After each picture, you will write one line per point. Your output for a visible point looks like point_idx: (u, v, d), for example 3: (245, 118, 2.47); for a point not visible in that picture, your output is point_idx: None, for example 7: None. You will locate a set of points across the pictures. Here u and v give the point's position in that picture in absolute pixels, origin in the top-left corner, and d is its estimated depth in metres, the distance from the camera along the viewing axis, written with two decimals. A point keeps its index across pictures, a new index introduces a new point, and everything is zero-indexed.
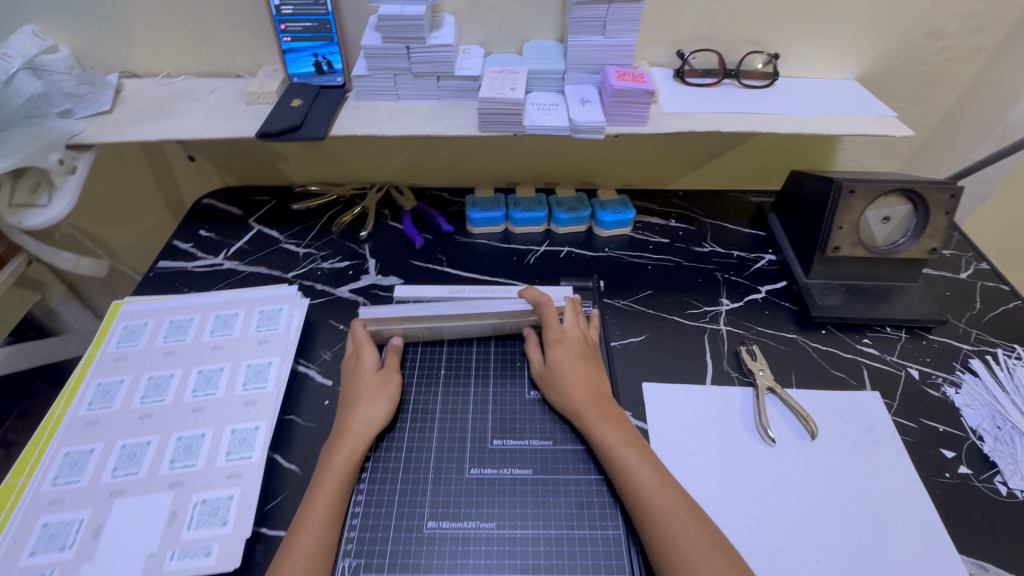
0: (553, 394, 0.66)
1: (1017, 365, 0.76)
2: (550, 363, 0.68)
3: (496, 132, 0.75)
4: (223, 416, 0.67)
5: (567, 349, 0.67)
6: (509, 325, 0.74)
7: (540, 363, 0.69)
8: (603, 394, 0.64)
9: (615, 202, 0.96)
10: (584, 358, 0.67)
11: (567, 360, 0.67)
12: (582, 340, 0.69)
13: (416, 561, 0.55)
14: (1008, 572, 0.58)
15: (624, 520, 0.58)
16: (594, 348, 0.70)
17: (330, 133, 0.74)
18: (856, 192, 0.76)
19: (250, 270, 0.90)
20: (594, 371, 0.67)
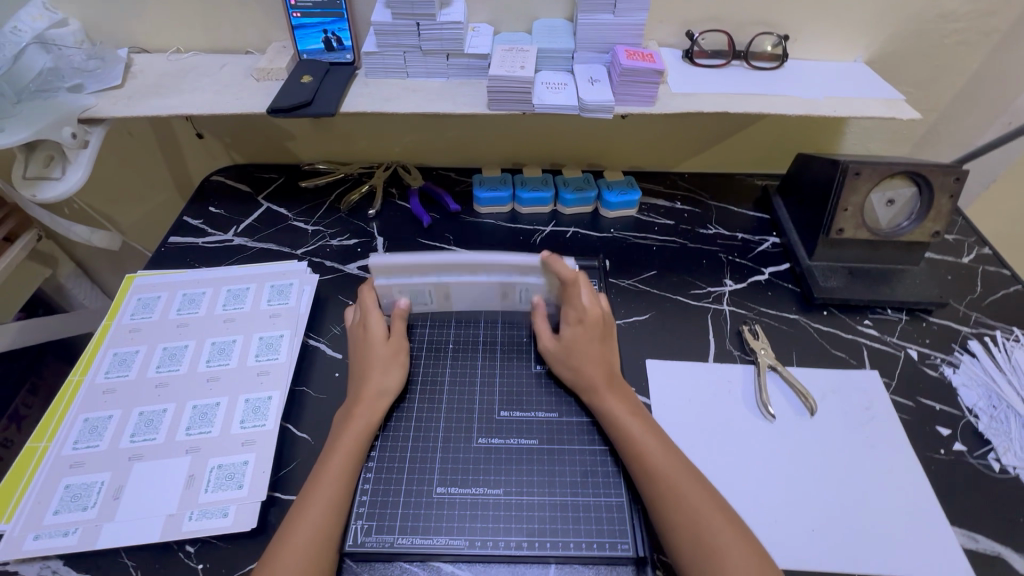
0: (563, 366, 0.67)
1: (1015, 347, 0.77)
2: (563, 343, 0.68)
3: (505, 111, 0.75)
4: (236, 385, 0.69)
5: (584, 330, 0.67)
6: (517, 292, 0.73)
7: (551, 341, 0.69)
8: (612, 369, 0.66)
9: (621, 183, 0.97)
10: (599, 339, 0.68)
11: (583, 339, 0.67)
12: (600, 319, 0.69)
13: (426, 524, 0.57)
14: (998, 543, 0.60)
15: (627, 488, 0.59)
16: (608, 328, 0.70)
17: (340, 110, 0.75)
18: (861, 174, 0.77)
19: (259, 246, 0.91)
20: (606, 349, 0.68)
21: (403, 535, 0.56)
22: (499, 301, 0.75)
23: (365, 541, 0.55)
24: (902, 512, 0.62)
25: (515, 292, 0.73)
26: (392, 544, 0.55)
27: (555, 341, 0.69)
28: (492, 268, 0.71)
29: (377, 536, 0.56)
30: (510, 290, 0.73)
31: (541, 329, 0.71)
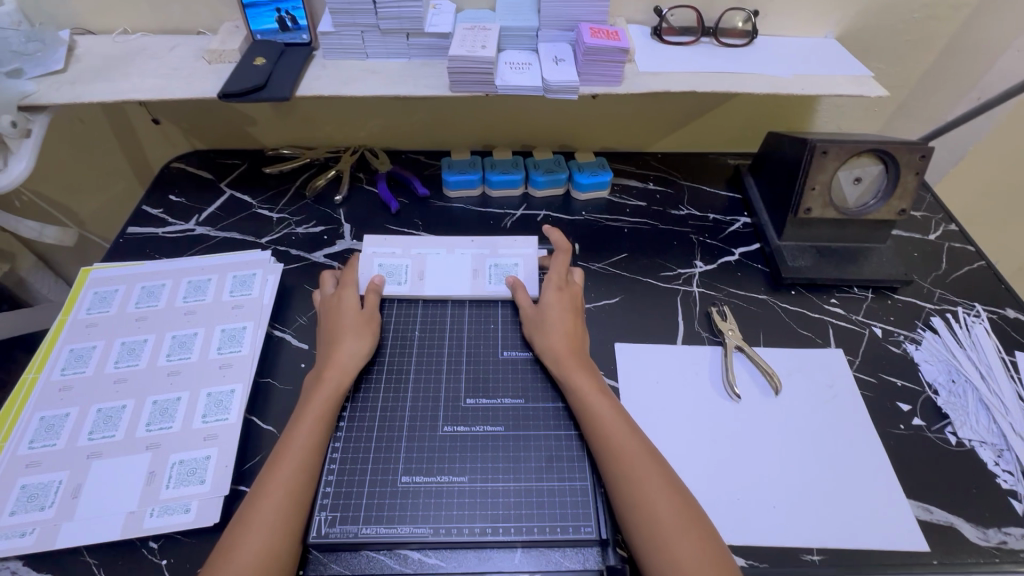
0: (538, 337, 0.68)
1: (975, 323, 0.79)
2: (539, 311, 0.70)
3: (467, 93, 0.73)
4: (198, 379, 0.67)
5: (564, 297, 0.70)
6: (486, 269, 0.78)
7: (529, 308, 0.71)
8: (582, 346, 0.67)
9: (592, 164, 0.96)
10: (575, 309, 0.70)
11: (560, 306, 0.70)
12: (575, 292, 0.72)
13: (391, 513, 0.57)
14: (951, 513, 0.62)
15: (592, 472, 0.60)
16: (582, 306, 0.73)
17: (296, 93, 0.72)
18: (829, 153, 0.76)
19: (222, 235, 0.89)
20: (577, 324, 0.69)
21: (367, 525, 0.56)
22: (470, 283, 0.76)
23: (328, 532, 0.55)
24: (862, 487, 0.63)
25: (484, 270, 0.78)
26: (357, 534, 0.55)
27: (534, 308, 0.71)
28: (464, 248, 0.80)
29: (341, 527, 0.56)
30: (481, 267, 0.78)
31: (520, 299, 0.72)
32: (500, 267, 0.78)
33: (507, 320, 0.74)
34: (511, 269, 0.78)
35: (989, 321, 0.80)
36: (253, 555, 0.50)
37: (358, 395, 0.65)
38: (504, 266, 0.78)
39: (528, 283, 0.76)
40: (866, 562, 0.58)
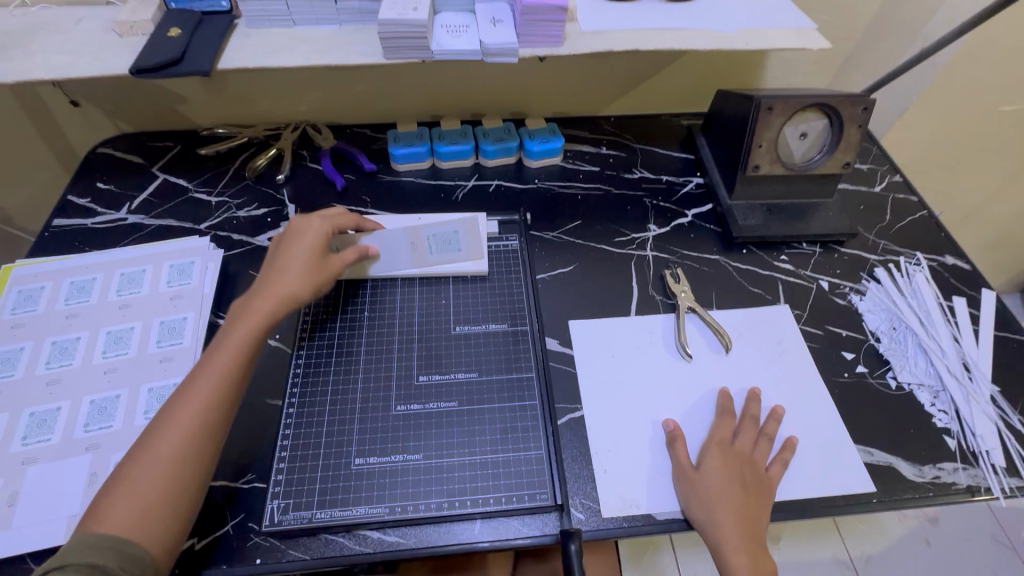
0: (699, 512, 0.57)
1: (915, 271, 0.81)
2: (700, 478, 0.59)
3: (403, 60, 0.69)
4: (138, 375, 0.65)
5: (732, 469, 0.59)
6: (424, 240, 0.73)
7: (688, 469, 0.60)
8: (756, 536, 0.57)
9: (544, 131, 0.93)
10: (743, 486, 0.59)
11: (727, 480, 0.58)
12: (760, 469, 0.61)
13: (346, 496, 0.57)
14: (891, 455, 0.65)
15: (546, 441, 0.61)
16: (757, 477, 0.60)
17: (217, 67, 0.67)
18: (774, 109, 0.76)
19: (157, 222, 0.84)
20: (755, 508, 0.58)
21: (322, 509, 0.56)
22: (411, 258, 0.74)
23: (283, 520, 0.55)
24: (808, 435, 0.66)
25: (422, 241, 0.73)
26: (310, 520, 0.55)
27: (694, 472, 0.59)
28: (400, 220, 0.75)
29: (296, 513, 0.55)
30: (418, 239, 0.73)
31: (678, 455, 0.61)
32: (439, 236, 0.73)
33: (460, 296, 0.73)
34: (452, 237, 0.73)
35: (928, 268, 0.82)
36: (151, 479, 0.49)
37: (308, 380, 0.64)
38: (443, 235, 0.73)
39: (468, 248, 0.74)
40: (811, 505, 0.61)
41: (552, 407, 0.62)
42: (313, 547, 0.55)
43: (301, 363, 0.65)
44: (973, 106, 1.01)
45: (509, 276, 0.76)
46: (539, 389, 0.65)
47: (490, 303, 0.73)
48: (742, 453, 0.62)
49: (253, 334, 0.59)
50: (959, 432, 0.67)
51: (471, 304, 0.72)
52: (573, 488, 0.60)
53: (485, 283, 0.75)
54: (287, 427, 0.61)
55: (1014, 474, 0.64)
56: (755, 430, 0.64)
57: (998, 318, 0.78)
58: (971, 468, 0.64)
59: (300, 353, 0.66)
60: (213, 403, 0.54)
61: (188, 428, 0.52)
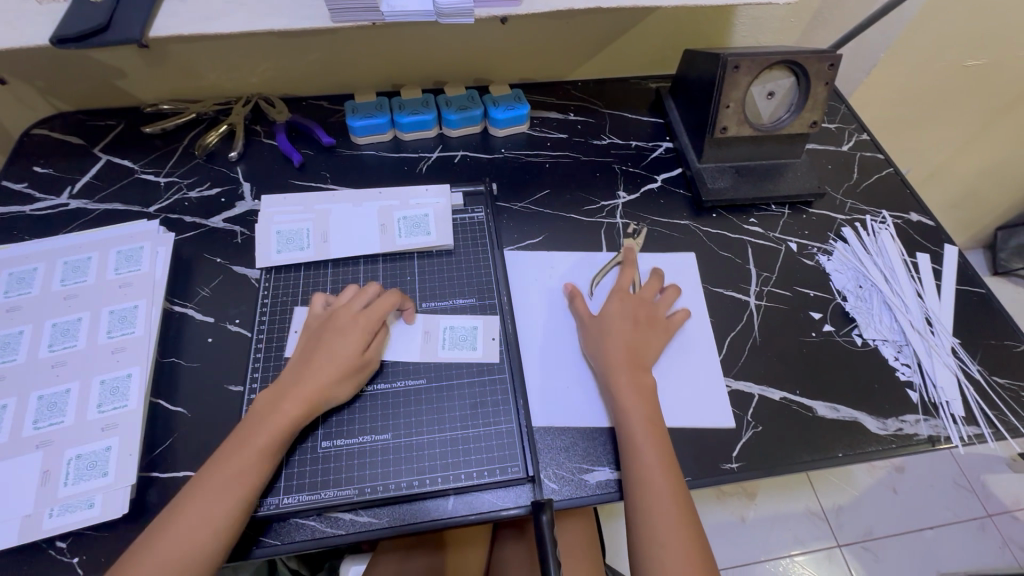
0: (590, 343, 0.65)
1: (881, 229, 0.82)
2: (598, 318, 0.66)
3: (352, 23, 0.65)
4: (88, 367, 0.62)
5: (625, 308, 0.67)
6: (395, 222, 0.73)
7: (588, 315, 0.67)
8: (639, 358, 0.63)
9: (508, 97, 0.90)
10: (635, 322, 0.66)
11: (618, 315, 0.66)
12: (659, 317, 0.68)
13: (313, 480, 0.56)
14: (855, 410, 0.66)
15: (516, 415, 0.61)
16: (653, 318, 0.68)
17: (148, 35, 0.62)
18: (740, 68, 0.74)
19: (103, 207, 0.80)
20: (643, 338, 0.65)
21: (289, 494, 0.55)
22: (418, 349, 0.64)
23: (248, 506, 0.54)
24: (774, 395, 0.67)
25: (437, 333, 0.65)
26: (278, 505, 0.54)
27: (593, 315, 0.67)
28: (372, 201, 0.75)
29: (262, 500, 0.54)
30: (433, 329, 0.66)
31: (579, 309, 0.68)
32: (458, 330, 0.66)
33: (426, 271, 0.71)
34: (469, 333, 0.66)
35: (893, 226, 0.83)
36: None
37: (270, 365, 0.64)
38: (414, 218, 0.74)
39: (487, 348, 0.65)
40: (778, 461, 0.63)
41: (521, 381, 0.62)
42: (282, 532, 0.54)
43: (261, 349, 0.65)
44: (941, 60, 1.01)
45: (476, 249, 0.74)
46: (509, 364, 0.65)
47: (457, 278, 0.71)
48: (640, 298, 0.69)
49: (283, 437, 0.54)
50: (921, 384, 0.69)
51: (436, 280, 0.71)
52: (543, 458, 0.60)
53: (451, 258, 0.73)
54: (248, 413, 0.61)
55: (972, 422, 0.66)
56: (656, 281, 0.71)
57: (960, 273, 0.79)
58: (932, 419, 0.66)
59: (259, 339, 0.65)
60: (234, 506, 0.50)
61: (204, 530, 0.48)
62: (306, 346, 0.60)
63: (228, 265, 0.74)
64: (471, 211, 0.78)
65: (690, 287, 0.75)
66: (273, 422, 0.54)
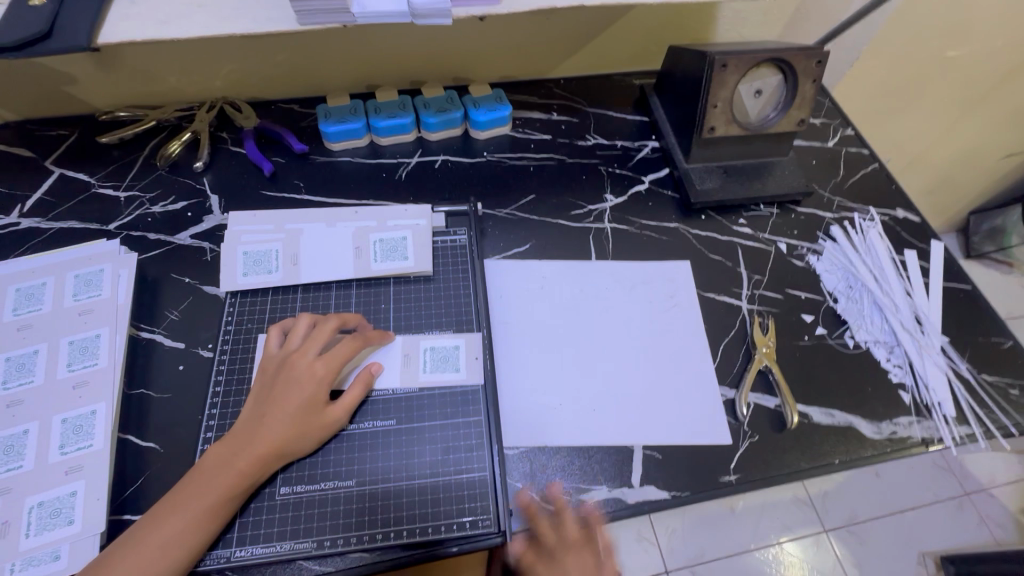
0: None
1: (869, 227, 0.81)
2: None
3: (320, 26, 0.60)
4: (47, 405, 0.57)
5: None
6: (370, 245, 0.70)
7: None
8: None
9: (489, 98, 0.86)
10: None
11: None
12: None
13: (269, 531, 0.53)
14: (849, 413, 0.66)
15: (490, 462, 0.58)
16: None
17: (95, 41, 0.57)
18: (728, 66, 0.72)
19: (59, 225, 0.74)
20: None
21: (242, 546, 0.52)
22: (399, 375, 0.61)
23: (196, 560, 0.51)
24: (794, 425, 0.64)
25: (418, 355, 0.63)
26: (229, 558, 0.51)
27: None
28: (346, 221, 0.71)
29: (212, 553, 0.51)
30: (414, 351, 0.63)
31: None
32: (438, 351, 0.63)
33: (401, 300, 0.68)
34: (451, 354, 0.63)
35: (881, 223, 0.82)
36: None
37: (228, 403, 0.60)
38: (390, 241, 0.70)
39: (469, 369, 0.63)
40: (773, 472, 0.62)
41: (497, 425, 0.59)
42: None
43: (220, 382, 0.61)
44: (922, 52, 1.00)
45: (456, 273, 0.71)
46: (486, 402, 0.61)
47: (438, 308, 0.68)
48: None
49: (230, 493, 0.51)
50: (913, 385, 0.68)
51: (414, 313, 0.67)
52: (539, 479, 0.59)
53: (429, 284, 0.70)
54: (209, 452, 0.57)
55: (964, 422, 0.67)
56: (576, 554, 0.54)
57: (946, 269, 0.79)
58: (925, 420, 0.66)
59: (221, 361, 0.62)
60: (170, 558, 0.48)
61: None
62: (262, 391, 0.56)
63: (197, 285, 0.69)
64: (452, 234, 0.74)
65: (681, 292, 0.74)
66: (221, 480, 0.51)
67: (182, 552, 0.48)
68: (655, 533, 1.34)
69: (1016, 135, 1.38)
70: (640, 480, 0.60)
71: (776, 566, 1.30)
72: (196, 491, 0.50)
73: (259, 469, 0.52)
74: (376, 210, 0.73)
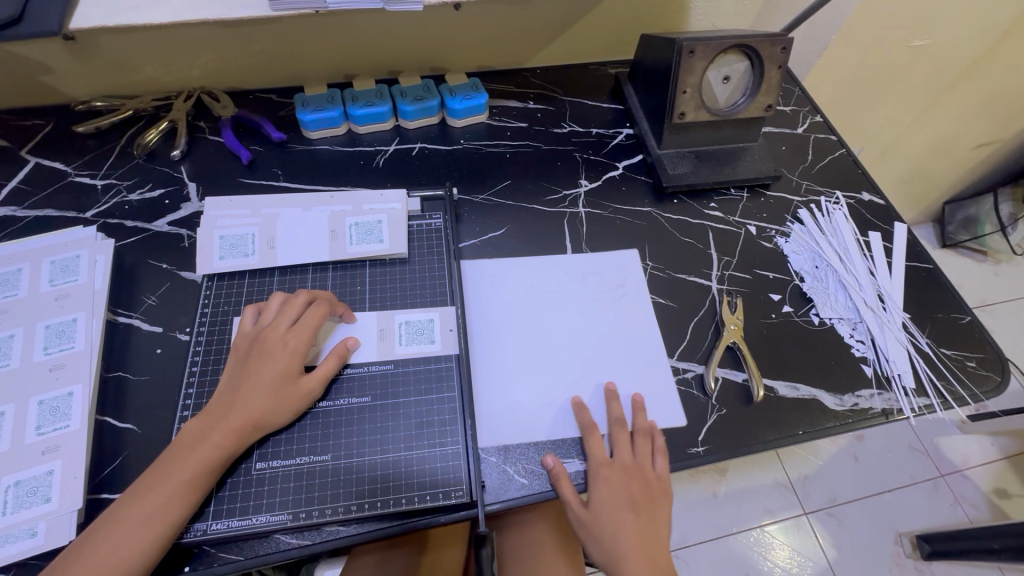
0: (591, 538, 0.60)
1: (835, 210, 0.83)
2: (591, 512, 0.59)
3: (292, 12, 0.61)
4: (24, 387, 0.58)
5: (614, 488, 0.59)
6: (346, 229, 0.71)
7: (579, 506, 0.59)
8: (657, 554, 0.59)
9: (465, 87, 0.87)
10: (631, 505, 0.60)
11: (611, 502, 0.59)
12: (651, 491, 0.61)
13: (245, 504, 0.54)
14: (813, 386, 0.68)
15: (464, 436, 0.59)
16: (648, 488, 0.61)
17: (67, 26, 0.58)
18: (695, 53, 0.74)
19: (35, 213, 0.75)
20: (644, 528, 0.60)
21: (218, 520, 0.53)
22: (376, 347, 0.64)
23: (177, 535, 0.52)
24: (760, 398, 0.66)
25: (393, 329, 0.65)
26: (206, 532, 0.52)
27: (584, 508, 0.59)
28: (323, 206, 0.72)
29: (191, 527, 0.52)
30: (389, 326, 0.65)
31: (566, 496, 0.57)
32: (413, 324, 0.66)
33: (378, 281, 0.69)
34: (426, 326, 0.66)
35: (846, 206, 0.85)
36: None
37: (205, 382, 0.61)
38: (367, 224, 0.71)
39: (444, 341, 0.65)
40: (741, 443, 0.64)
41: (470, 398, 0.60)
42: (213, 556, 0.53)
43: (197, 363, 0.62)
44: (889, 42, 1.02)
45: (431, 257, 0.72)
46: (459, 377, 0.63)
47: (413, 287, 0.69)
48: (629, 468, 0.60)
49: (210, 468, 0.52)
50: (874, 359, 0.71)
51: (391, 291, 0.68)
52: (514, 454, 0.60)
53: (405, 267, 0.71)
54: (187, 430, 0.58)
55: (923, 394, 0.69)
56: (647, 442, 0.62)
57: (909, 249, 0.81)
58: (885, 392, 0.69)
59: (198, 343, 0.63)
60: (150, 532, 0.48)
61: (118, 555, 0.47)
62: (236, 368, 0.57)
63: (175, 271, 0.70)
64: (429, 218, 0.75)
65: (652, 273, 0.76)
66: (197, 455, 0.51)
67: (165, 526, 0.49)
68: None
69: (985, 124, 1.41)
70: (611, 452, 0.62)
71: (757, 548, 1.33)
72: (173, 466, 0.51)
73: (237, 443, 0.53)
74: (352, 195, 0.74)
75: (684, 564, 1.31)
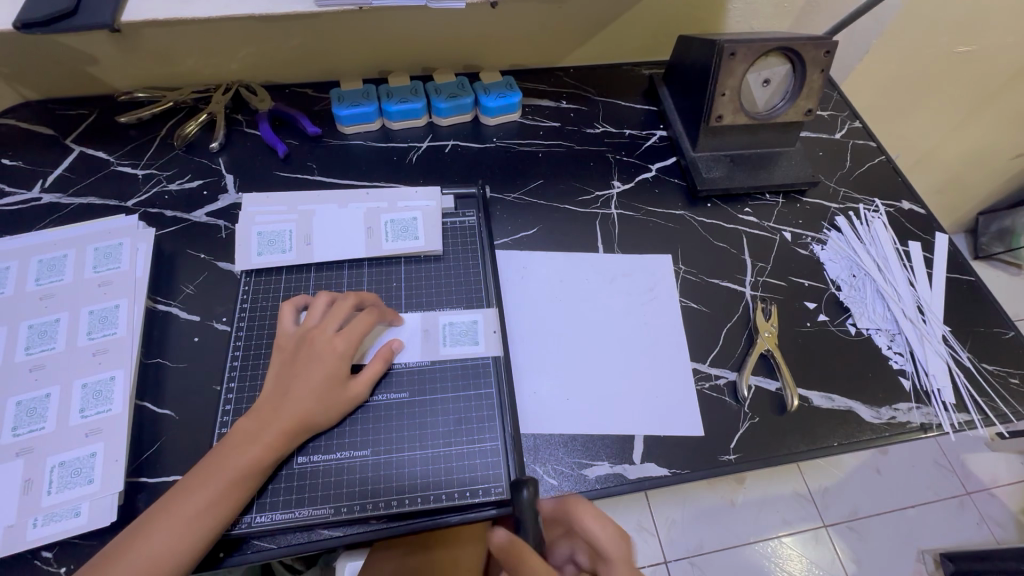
0: None
1: (874, 218, 0.82)
2: None
3: (336, 7, 0.62)
4: (69, 370, 0.59)
5: None
6: (382, 225, 0.71)
7: None
8: None
9: (499, 85, 0.87)
10: None
11: None
12: None
13: (287, 497, 0.55)
14: (849, 397, 0.67)
15: (503, 431, 0.59)
16: None
17: (119, 19, 0.59)
18: (737, 55, 0.73)
19: (79, 201, 0.76)
20: None
21: (262, 512, 0.54)
22: (421, 347, 0.64)
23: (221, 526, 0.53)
24: (795, 408, 0.65)
25: (437, 330, 0.65)
26: (251, 524, 0.53)
27: None
28: (358, 202, 0.73)
29: (236, 519, 0.53)
30: (433, 327, 0.65)
31: None
32: (457, 326, 0.66)
33: (413, 277, 0.70)
34: (469, 328, 0.66)
35: (886, 215, 0.83)
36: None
37: (243, 372, 0.62)
38: (401, 221, 0.72)
39: (488, 343, 0.65)
40: (773, 453, 0.63)
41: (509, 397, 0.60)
42: (249, 544, 0.54)
43: (237, 354, 0.63)
44: (933, 48, 1.00)
45: (465, 254, 0.72)
46: (497, 374, 0.63)
47: (446, 282, 0.70)
48: None
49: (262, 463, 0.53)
50: (913, 372, 0.69)
51: (425, 287, 0.69)
52: (543, 454, 0.61)
53: (439, 263, 0.71)
54: (225, 419, 0.59)
55: (963, 409, 0.67)
56: None
57: (951, 260, 0.79)
58: (925, 406, 0.67)
59: (236, 335, 0.64)
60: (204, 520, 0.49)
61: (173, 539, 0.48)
62: (283, 369, 0.58)
63: (212, 261, 0.71)
64: (462, 216, 0.75)
65: (685, 278, 0.75)
66: (250, 450, 0.52)
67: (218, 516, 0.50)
68: (655, 524, 1.35)
69: None
70: (640, 457, 0.61)
71: (773, 558, 1.31)
72: (226, 459, 0.52)
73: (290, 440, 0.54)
74: (385, 191, 0.74)
75: (699, 571, 1.30)
